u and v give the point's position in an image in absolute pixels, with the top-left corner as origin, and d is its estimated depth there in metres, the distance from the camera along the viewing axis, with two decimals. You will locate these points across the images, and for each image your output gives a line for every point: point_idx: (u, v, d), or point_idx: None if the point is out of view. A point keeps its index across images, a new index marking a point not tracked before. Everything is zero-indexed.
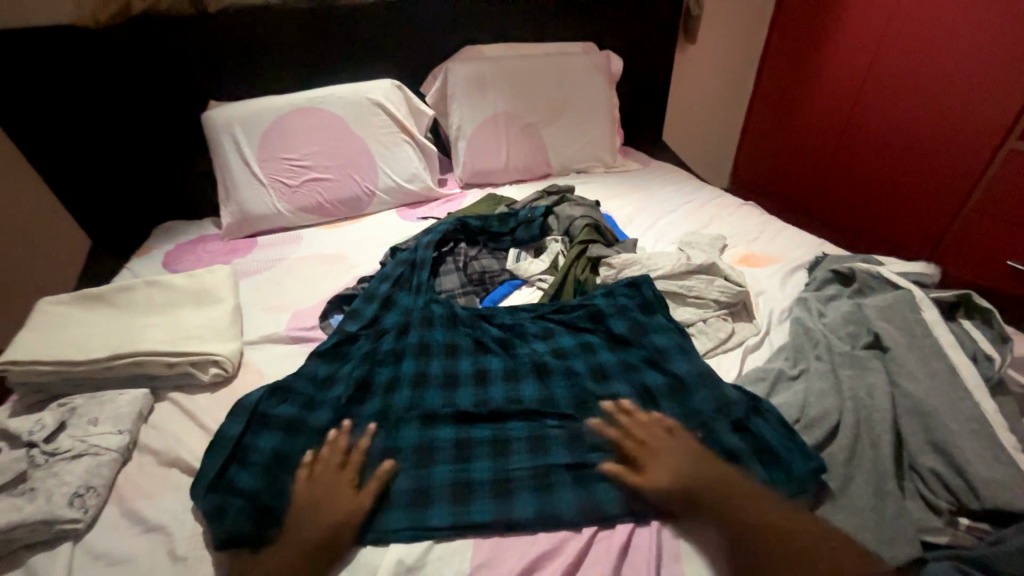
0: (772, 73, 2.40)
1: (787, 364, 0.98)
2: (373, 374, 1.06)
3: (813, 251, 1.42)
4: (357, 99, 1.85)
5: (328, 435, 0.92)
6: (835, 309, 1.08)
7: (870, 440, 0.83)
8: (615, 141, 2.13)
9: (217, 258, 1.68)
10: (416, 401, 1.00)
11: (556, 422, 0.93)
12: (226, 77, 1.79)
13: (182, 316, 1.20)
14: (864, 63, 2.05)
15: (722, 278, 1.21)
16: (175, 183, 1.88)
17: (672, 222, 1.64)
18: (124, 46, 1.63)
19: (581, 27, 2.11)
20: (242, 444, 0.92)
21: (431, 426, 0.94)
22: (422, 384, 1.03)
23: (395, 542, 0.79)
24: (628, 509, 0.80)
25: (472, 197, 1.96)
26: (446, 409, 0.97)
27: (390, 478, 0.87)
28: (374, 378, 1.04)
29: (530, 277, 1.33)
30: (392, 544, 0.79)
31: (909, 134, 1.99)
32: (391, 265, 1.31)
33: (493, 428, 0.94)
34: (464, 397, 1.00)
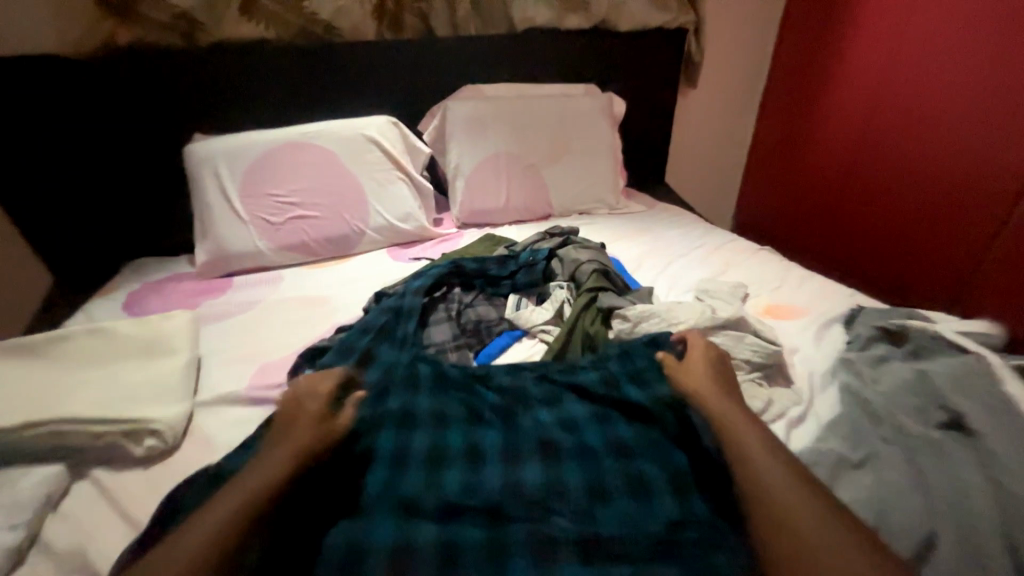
0: (774, 118, 2.37)
1: (846, 445, 0.80)
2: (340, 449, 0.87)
3: (846, 303, 1.28)
4: (350, 135, 1.77)
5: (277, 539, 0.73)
6: (890, 374, 0.92)
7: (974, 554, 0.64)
8: (619, 183, 2.04)
9: (186, 300, 1.52)
10: (389, 488, 0.80)
11: (566, 520, 0.75)
12: (213, 110, 1.71)
13: (124, 371, 1.02)
14: (866, 106, 1.98)
15: (752, 335, 1.06)
16: (150, 218, 1.76)
17: (685, 268, 1.51)
18: (107, 77, 1.57)
19: (582, 70, 2.09)
20: None
21: (407, 521, 0.75)
22: (401, 464, 0.85)
23: None
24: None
25: (468, 237, 1.83)
26: (429, 499, 0.79)
27: None
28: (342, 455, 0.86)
29: (532, 329, 1.17)
30: None
31: (921, 175, 1.84)
32: (373, 316, 1.16)
33: (488, 527, 0.75)
34: (451, 483, 0.81)
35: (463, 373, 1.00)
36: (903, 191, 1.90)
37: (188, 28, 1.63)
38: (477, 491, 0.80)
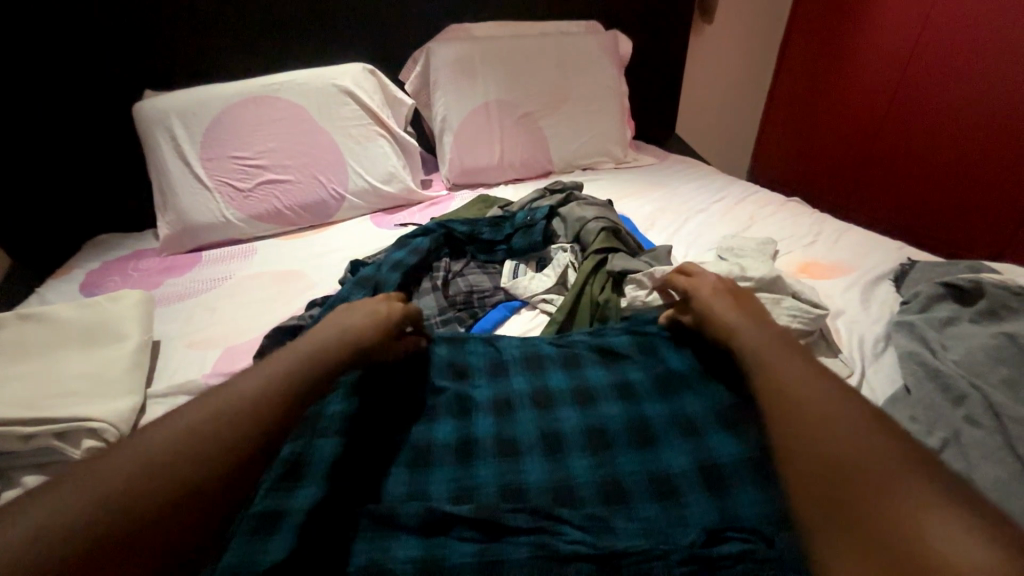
0: (796, 54, 2.10)
1: (918, 429, 0.65)
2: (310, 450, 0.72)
3: (894, 257, 1.11)
4: (321, 86, 1.56)
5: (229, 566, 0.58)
6: (964, 339, 0.76)
7: None
8: (626, 133, 1.83)
9: (149, 278, 1.37)
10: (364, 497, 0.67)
11: (576, 524, 0.62)
12: (163, 63, 1.50)
13: (65, 361, 0.89)
14: (913, 33, 1.73)
15: (791, 297, 0.90)
16: (106, 190, 1.58)
17: (704, 225, 1.34)
18: (34, 25, 1.36)
19: (583, 4, 1.83)
20: None
21: (385, 536, 0.62)
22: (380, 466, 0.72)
23: None
24: None
25: (460, 199, 1.65)
26: (410, 505, 0.64)
27: None
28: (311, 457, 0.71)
29: (532, 299, 1.02)
30: None
31: (973, 112, 1.64)
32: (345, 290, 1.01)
33: (482, 539, 0.61)
34: (439, 485, 0.69)
35: (450, 357, 0.88)
36: (950, 131, 1.70)
37: None
38: (472, 496, 0.68)
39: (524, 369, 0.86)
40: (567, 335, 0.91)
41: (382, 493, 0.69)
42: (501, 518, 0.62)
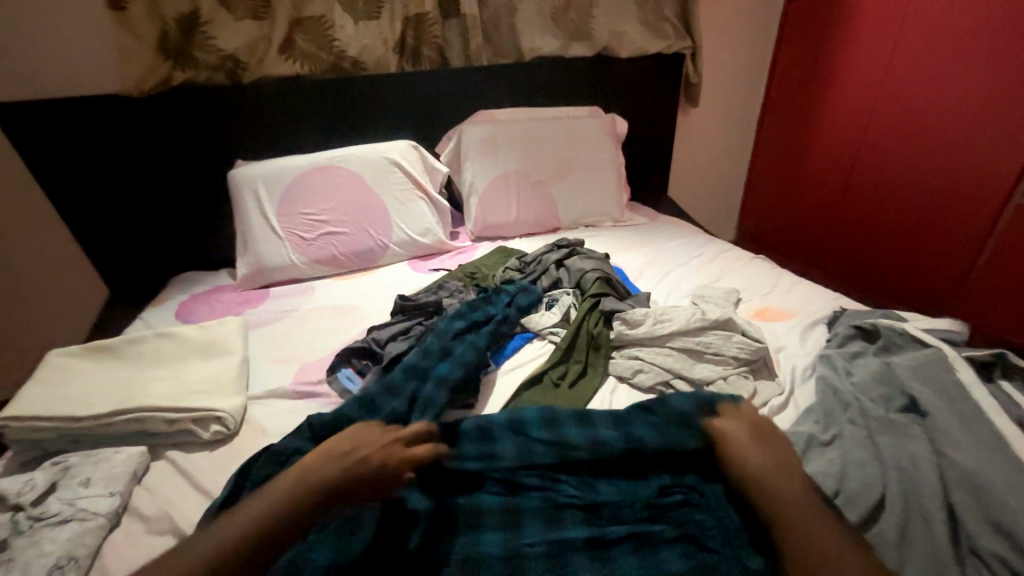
0: (773, 129, 2.49)
1: (817, 428, 0.91)
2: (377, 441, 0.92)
3: (831, 305, 1.39)
4: (375, 158, 1.95)
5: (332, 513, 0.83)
6: (862, 366, 1.03)
7: (922, 519, 0.73)
8: (622, 197, 2.18)
9: (229, 308, 1.68)
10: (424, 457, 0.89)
11: (571, 487, 0.85)
12: (253, 139, 1.89)
13: (188, 368, 1.19)
14: (862, 119, 2.11)
15: (740, 334, 1.17)
16: (193, 235, 1.93)
17: (683, 276, 1.63)
18: (161, 111, 1.76)
19: (587, 94, 2.25)
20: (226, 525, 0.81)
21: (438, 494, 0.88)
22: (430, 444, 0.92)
23: None
24: (679, 550, 0.76)
25: (482, 250, 1.98)
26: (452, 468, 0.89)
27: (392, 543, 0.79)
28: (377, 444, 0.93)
29: (541, 331, 1.30)
30: None
31: (915, 186, 1.99)
32: (386, 405, 1.00)
33: (505, 492, 0.86)
34: (471, 450, 0.91)
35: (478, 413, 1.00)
36: (899, 202, 2.05)
37: (233, 67, 1.82)
38: (496, 462, 0.89)
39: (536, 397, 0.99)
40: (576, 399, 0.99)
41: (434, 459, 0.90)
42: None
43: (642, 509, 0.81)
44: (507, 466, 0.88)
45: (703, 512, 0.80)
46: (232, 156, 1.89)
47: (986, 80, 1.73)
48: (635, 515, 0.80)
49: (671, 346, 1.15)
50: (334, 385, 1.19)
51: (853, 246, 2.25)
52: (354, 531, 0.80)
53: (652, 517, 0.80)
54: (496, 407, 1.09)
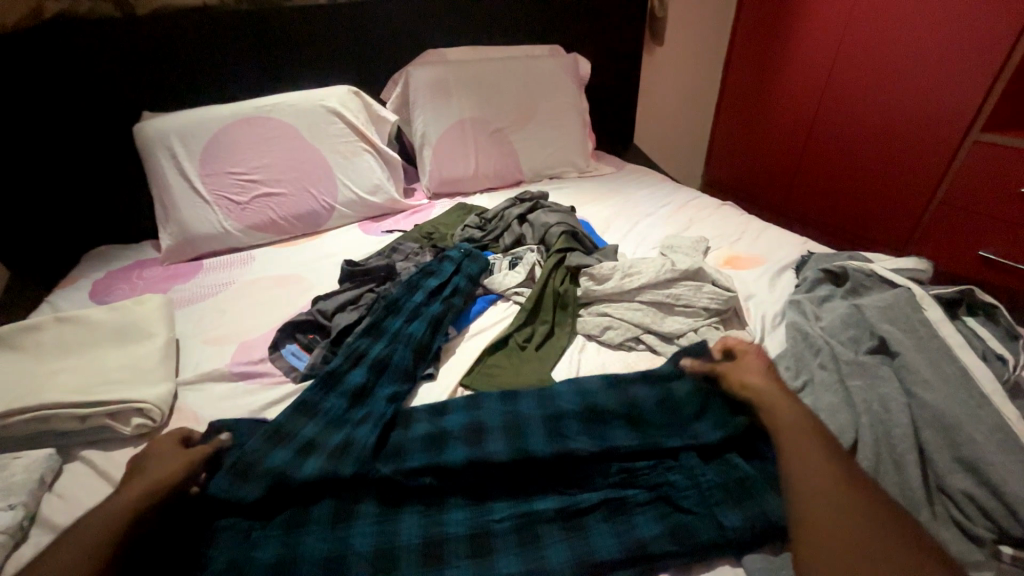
0: (737, 71, 2.38)
1: (788, 376, 0.89)
2: (296, 468, 0.79)
3: (799, 250, 1.36)
4: (310, 107, 1.71)
5: (281, 514, 0.75)
6: (831, 310, 1.01)
7: (893, 461, 0.72)
8: (587, 145, 2.06)
9: (154, 284, 1.48)
10: (369, 462, 0.78)
11: None
12: (159, 87, 1.62)
13: (101, 356, 1.03)
14: (828, 58, 2.02)
15: (710, 284, 1.12)
16: (103, 203, 1.68)
17: (651, 226, 1.57)
18: (36, 52, 1.45)
19: (547, 31, 2.05)
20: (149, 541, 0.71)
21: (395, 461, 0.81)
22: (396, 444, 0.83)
23: None
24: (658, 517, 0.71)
25: (440, 207, 1.84)
26: (414, 438, 0.83)
27: (347, 531, 0.72)
28: (325, 440, 0.84)
29: (505, 291, 1.20)
30: None
31: (879, 128, 1.95)
32: (308, 431, 0.85)
33: (469, 449, 0.79)
34: (413, 440, 0.82)
35: (427, 406, 0.90)
36: (861, 146, 2.02)
37: None
38: (445, 444, 0.82)
39: (498, 399, 0.89)
40: (548, 391, 0.89)
41: (381, 462, 0.80)
42: (488, 454, 0.77)
43: (616, 476, 0.77)
44: (457, 440, 0.82)
45: (676, 472, 0.76)
46: (137, 107, 1.61)
47: (952, 11, 1.67)
48: (609, 481, 0.77)
49: (641, 300, 1.09)
50: (278, 364, 1.07)
51: (816, 190, 2.23)
52: (305, 523, 0.74)
53: (626, 482, 0.76)
54: (459, 375, 1.01)
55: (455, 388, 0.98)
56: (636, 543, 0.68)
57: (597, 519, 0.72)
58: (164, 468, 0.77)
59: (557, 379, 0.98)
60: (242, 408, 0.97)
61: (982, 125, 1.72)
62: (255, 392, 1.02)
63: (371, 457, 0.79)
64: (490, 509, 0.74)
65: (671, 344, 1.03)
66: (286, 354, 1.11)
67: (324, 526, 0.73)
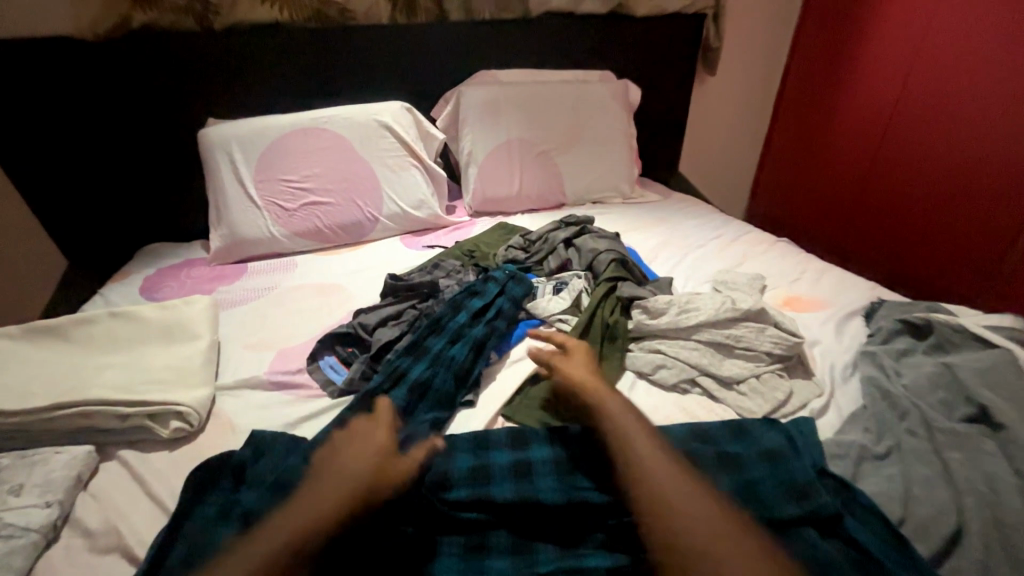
0: (791, 105, 2.31)
1: (869, 438, 0.80)
2: None
3: (866, 295, 1.26)
4: (363, 120, 1.75)
5: None
6: (913, 367, 0.92)
7: (1007, 555, 0.62)
8: (633, 172, 2.02)
9: (200, 284, 1.50)
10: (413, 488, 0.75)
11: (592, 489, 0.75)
12: (224, 95, 1.68)
13: (147, 354, 1.03)
14: (892, 96, 1.94)
15: (773, 326, 1.04)
16: (161, 203, 1.74)
17: (701, 259, 1.50)
18: (117, 58, 1.53)
19: (599, 56, 2.04)
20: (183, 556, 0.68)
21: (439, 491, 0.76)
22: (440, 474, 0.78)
23: None
24: None
25: (481, 225, 1.82)
26: (458, 469, 0.79)
27: None
28: None
29: (550, 318, 1.15)
30: None
31: (946, 171, 1.83)
32: None
33: (515, 488, 0.74)
34: (457, 472, 0.78)
35: (469, 435, 0.85)
36: (924, 189, 1.91)
37: (202, 11, 1.57)
38: (490, 476, 0.77)
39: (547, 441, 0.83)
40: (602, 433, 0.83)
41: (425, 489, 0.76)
42: (539, 498, 0.73)
43: None
44: (503, 477, 0.77)
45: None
46: (201, 113, 1.68)
47: None
48: None
49: (697, 339, 1.02)
50: (316, 376, 1.05)
51: (877, 230, 2.09)
52: None
53: None
54: (500, 403, 0.96)
55: (496, 419, 0.93)
56: None
57: None
58: (341, 465, 0.71)
59: None
60: (278, 419, 0.95)
61: None
62: (290, 404, 1.00)
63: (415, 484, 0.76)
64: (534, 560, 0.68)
65: (730, 389, 0.96)
66: (324, 366, 1.09)
67: None
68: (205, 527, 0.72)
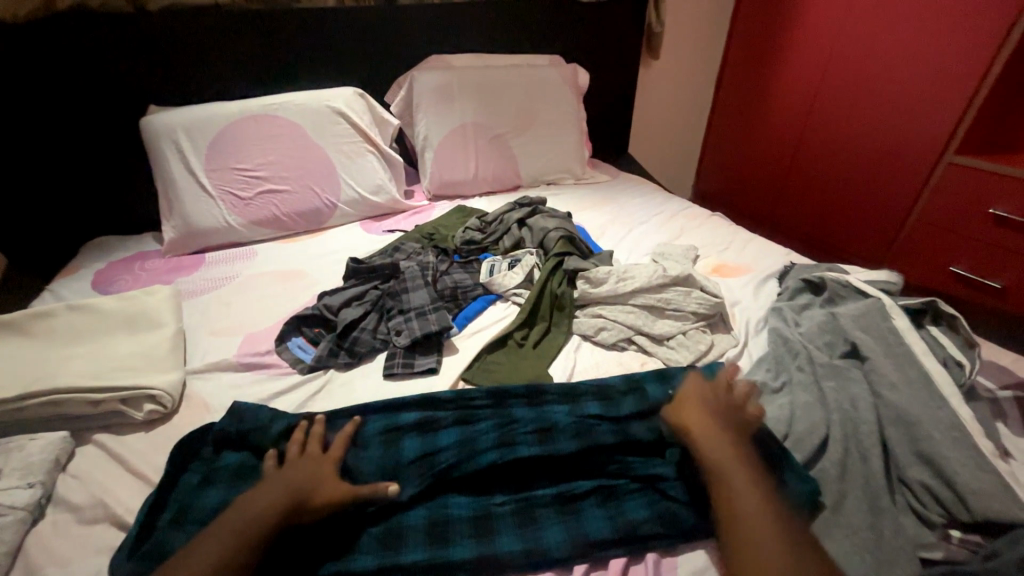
0: (730, 84, 2.46)
1: (768, 376, 0.96)
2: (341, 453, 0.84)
3: (781, 261, 1.44)
4: (317, 106, 1.75)
5: None
6: (809, 317, 1.09)
7: (860, 454, 0.80)
8: (584, 153, 2.13)
9: (157, 276, 1.49)
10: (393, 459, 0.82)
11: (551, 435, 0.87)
12: (167, 82, 1.64)
13: (113, 344, 1.06)
14: (814, 77, 2.12)
15: (699, 290, 1.19)
16: (107, 195, 1.69)
17: (643, 234, 1.64)
18: (45, 43, 1.46)
19: (548, 41, 2.12)
20: (177, 517, 0.76)
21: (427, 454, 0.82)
22: (430, 431, 0.86)
23: (353, 569, 0.70)
24: (653, 510, 0.76)
25: (440, 209, 1.88)
26: (449, 440, 0.84)
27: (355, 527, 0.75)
28: (363, 430, 0.88)
29: (505, 292, 1.26)
30: (349, 570, 0.70)
31: (858, 150, 2.06)
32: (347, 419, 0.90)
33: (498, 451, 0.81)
34: (447, 447, 0.82)
35: (458, 417, 0.88)
36: (842, 161, 2.12)
37: None
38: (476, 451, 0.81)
39: (526, 403, 0.91)
40: (577, 398, 0.92)
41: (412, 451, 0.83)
42: (514, 453, 0.80)
43: (613, 464, 0.82)
44: (487, 436, 0.83)
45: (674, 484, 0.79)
46: (143, 101, 1.63)
47: (931, 39, 1.76)
48: (603, 469, 0.82)
49: (634, 304, 1.16)
50: (286, 356, 1.11)
51: (805, 202, 2.31)
52: None
53: (620, 469, 0.81)
54: (461, 367, 1.07)
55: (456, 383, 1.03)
56: (629, 526, 0.74)
57: (587, 503, 0.78)
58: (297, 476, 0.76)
59: (554, 374, 1.04)
60: (250, 396, 1.01)
61: (956, 147, 1.80)
62: (262, 382, 1.05)
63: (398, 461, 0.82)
64: (493, 496, 0.79)
65: (661, 345, 1.10)
66: (293, 347, 1.14)
67: None
68: (194, 493, 0.79)
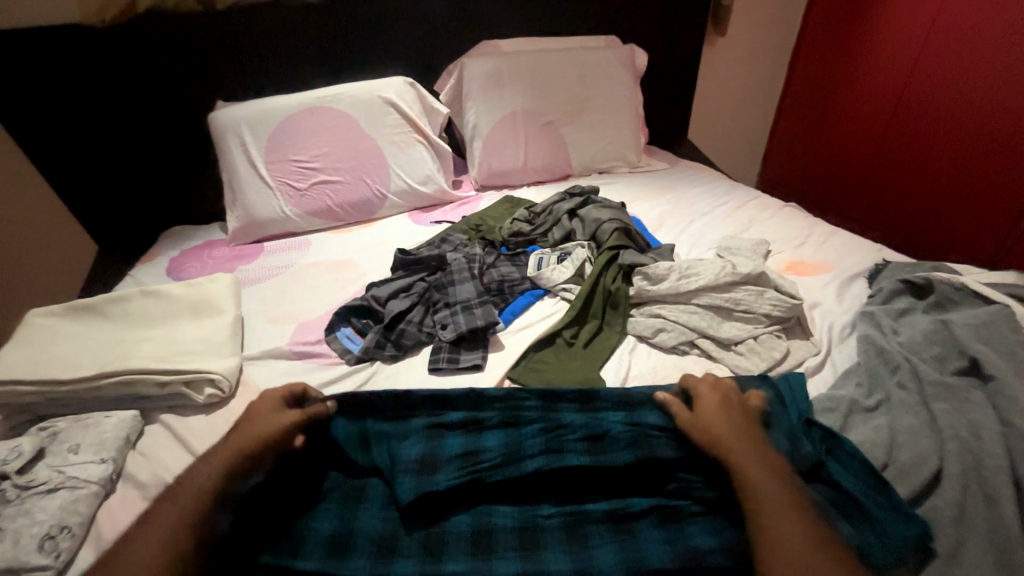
0: (807, 58, 2.20)
1: (860, 393, 0.83)
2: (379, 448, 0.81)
3: (871, 257, 1.26)
4: (368, 97, 1.76)
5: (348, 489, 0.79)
6: (910, 325, 0.93)
7: (984, 495, 0.66)
8: (640, 140, 2.00)
9: (221, 265, 1.57)
10: (435, 456, 0.78)
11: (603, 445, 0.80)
12: (231, 78, 1.71)
13: (178, 329, 1.11)
14: (915, 47, 1.84)
15: (773, 289, 1.06)
16: (180, 187, 1.81)
17: (706, 226, 1.50)
18: (126, 44, 1.56)
19: (604, 20, 1.99)
20: None
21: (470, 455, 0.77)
22: (474, 430, 0.81)
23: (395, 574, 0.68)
24: (720, 541, 0.68)
25: (487, 199, 1.84)
26: (494, 444, 0.78)
27: (397, 532, 0.73)
28: (405, 420, 0.84)
29: (554, 287, 1.19)
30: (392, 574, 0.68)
31: (966, 128, 1.77)
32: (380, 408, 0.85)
33: (545, 458, 0.76)
34: (493, 448, 0.77)
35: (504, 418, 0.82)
36: (944, 142, 1.84)
37: None
38: (521, 455, 0.76)
39: (578, 408, 0.84)
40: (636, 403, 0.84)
41: (454, 450, 0.78)
42: (564, 462, 0.75)
43: (675, 484, 0.74)
44: (534, 441, 0.78)
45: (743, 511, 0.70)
46: (210, 97, 1.71)
47: None
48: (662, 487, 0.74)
49: (697, 304, 1.05)
50: (334, 346, 1.11)
51: (893, 190, 2.04)
52: (361, 500, 0.78)
53: (682, 490, 0.73)
54: (507, 365, 1.02)
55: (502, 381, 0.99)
56: (693, 554, 0.66)
57: (644, 525, 0.71)
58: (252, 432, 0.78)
59: (606, 377, 0.97)
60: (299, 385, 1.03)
61: None
62: (311, 371, 1.07)
63: (439, 459, 0.77)
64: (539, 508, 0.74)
65: (728, 350, 0.99)
66: (341, 337, 1.15)
67: (378, 505, 0.77)
68: None
